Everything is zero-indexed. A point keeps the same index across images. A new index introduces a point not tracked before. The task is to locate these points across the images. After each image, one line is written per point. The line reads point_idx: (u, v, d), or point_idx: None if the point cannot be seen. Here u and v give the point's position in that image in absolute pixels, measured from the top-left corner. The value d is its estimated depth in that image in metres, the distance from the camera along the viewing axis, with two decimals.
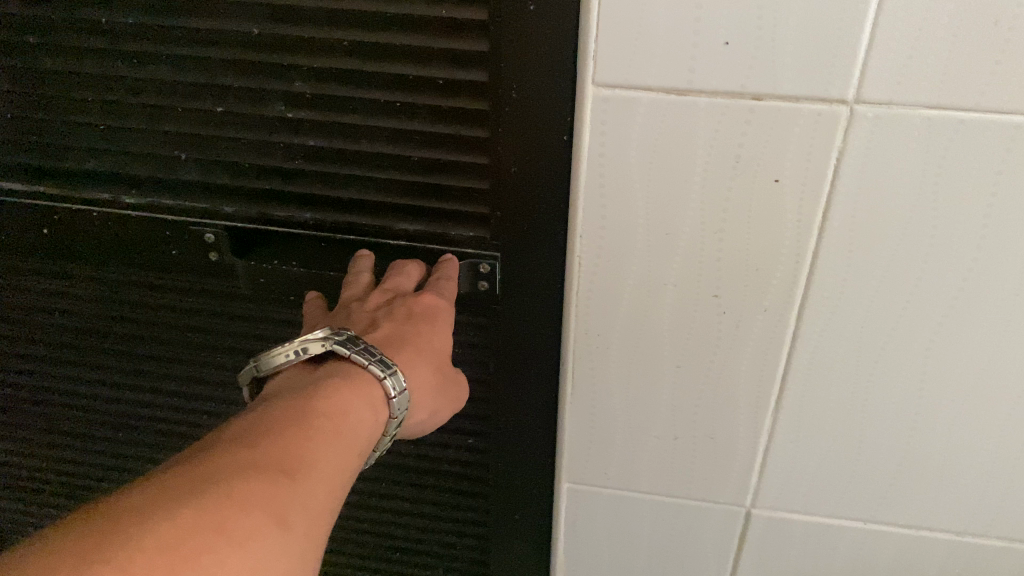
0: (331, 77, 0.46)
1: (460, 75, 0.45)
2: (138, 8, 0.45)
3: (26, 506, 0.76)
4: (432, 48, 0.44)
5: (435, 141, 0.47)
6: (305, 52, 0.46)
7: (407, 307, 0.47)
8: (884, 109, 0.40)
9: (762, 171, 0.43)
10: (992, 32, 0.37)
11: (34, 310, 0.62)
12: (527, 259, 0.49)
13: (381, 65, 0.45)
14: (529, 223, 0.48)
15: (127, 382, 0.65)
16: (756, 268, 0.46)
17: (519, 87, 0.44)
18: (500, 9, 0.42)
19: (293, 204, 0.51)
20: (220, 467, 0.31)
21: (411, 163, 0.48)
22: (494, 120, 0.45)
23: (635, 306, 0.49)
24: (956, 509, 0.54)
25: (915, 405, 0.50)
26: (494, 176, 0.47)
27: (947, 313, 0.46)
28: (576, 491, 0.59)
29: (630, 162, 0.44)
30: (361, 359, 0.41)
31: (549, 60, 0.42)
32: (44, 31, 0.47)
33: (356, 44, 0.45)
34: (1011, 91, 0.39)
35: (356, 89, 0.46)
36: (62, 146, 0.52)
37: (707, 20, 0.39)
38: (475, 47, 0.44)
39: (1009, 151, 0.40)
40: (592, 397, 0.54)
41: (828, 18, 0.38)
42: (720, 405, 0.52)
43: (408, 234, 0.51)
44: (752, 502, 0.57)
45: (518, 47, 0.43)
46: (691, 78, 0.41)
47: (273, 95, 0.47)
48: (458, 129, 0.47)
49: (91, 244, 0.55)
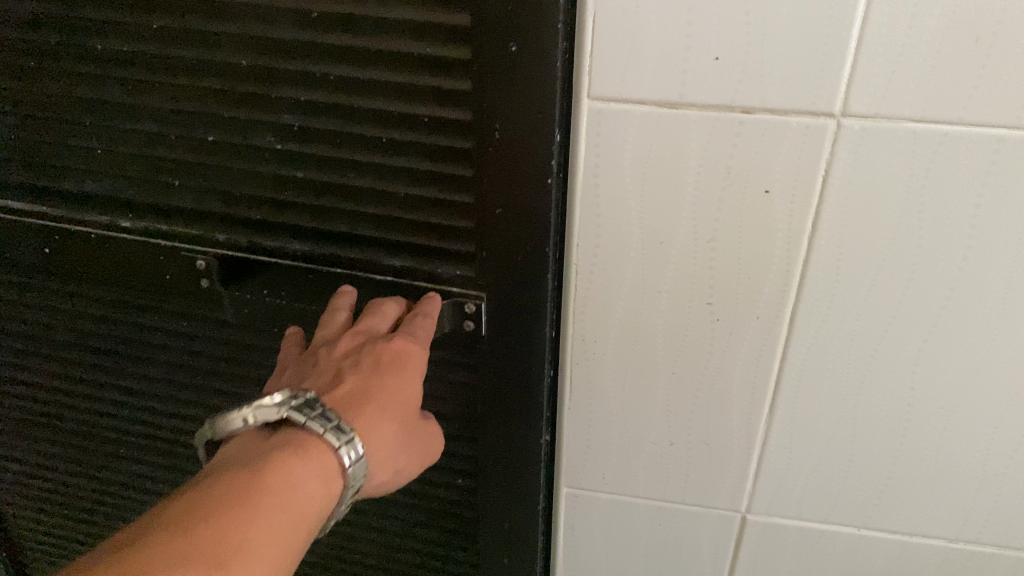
0: (320, 110, 0.48)
1: (442, 113, 0.46)
2: (133, 35, 0.48)
3: (33, 511, 0.78)
4: (415, 85, 0.45)
5: (421, 177, 0.49)
6: (294, 83, 0.47)
7: (374, 357, 0.47)
8: (869, 122, 0.41)
9: (753, 182, 0.44)
10: (973, 49, 0.39)
11: (41, 324, 0.64)
12: (512, 290, 0.51)
13: (367, 102, 0.47)
14: (514, 258, 0.49)
15: (133, 394, 0.66)
16: (748, 276, 0.47)
17: (501, 125, 0.45)
18: (482, 46, 0.43)
19: (284, 235, 0.53)
20: (152, 562, 0.32)
21: (396, 200, 0.50)
22: (477, 158, 0.47)
23: (631, 312, 0.50)
24: (947, 516, 0.55)
25: (905, 412, 0.51)
26: (478, 213, 0.48)
27: (935, 322, 0.47)
28: (574, 495, 0.60)
29: (624, 174, 0.45)
30: (317, 427, 0.41)
31: (532, 93, 0.44)
32: (48, 55, 0.50)
33: (342, 78, 0.46)
34: (993, 106, 0.40)
35: (343, 123, 0.48)
36: (63, 168, 0.54)
37: (697, 37, 0.40)
38: (456, 86, 0.45)
39: (992, 163, 0.41)
40: (590, 403, 0.55)
41: (813, 34, 0.39)
42: (714, 412, 0.53)
43: (395, 270, 0.52)
44: (747, 507, 0.57)
45: (500, 83, 0.44)
46: (683, 91, 0.42)
47: (265, 125, 0.49)
48: (443, 166, 0.48)
49: (90, 266, 0.57)
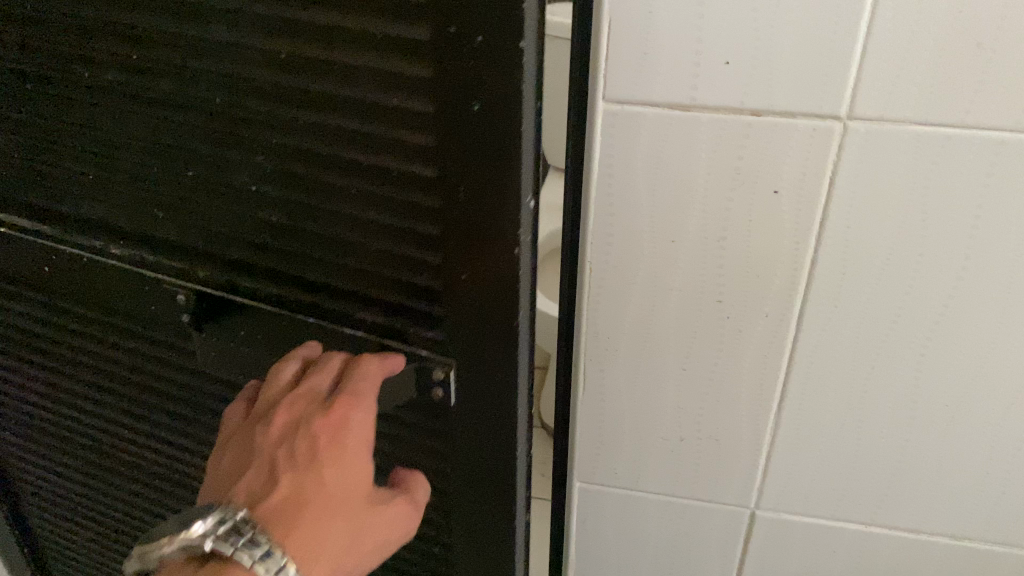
0: (292, 157, 0.48)
1: (409, 168, 0.45)
2: (114, 66, 0.48)
3: (64, 504, 0.84)
4: (381, 138, 0.45)
5: (391, 233, 0.48)
6: (265, 128, 0.47)
7: (309, 449, 0.47)
8: (875, 124, 0.43)
9: (762, 182, 0.46)
10: (976, 54, 0.40)
11: (54, 339, 0.68)
12: (480, 351, 0.51)
13: (337, 153, 0.46)
14: (481, 319, 0.50)
15: (145, 400, 0.68)
16: (757, 274, 0.49)
17: (466, 184, 0.45)
18: (446, 103, 0.42)
19: (262, 277, 0.55)
20: None
21: (366, 252, 0.50)
22: (443, 217, 0.46)
23: (642, 310, 0.52)
24: (952, 514, 0.56)
25: (909, 411, 0.52)
26: (444, 271, 0.49)
27: (938, 322, 0.48)
28: (586, 490, 0.62)
29: (637, 174, 0.47)
30: (243, 559, 0.42)
31: (497, 153, 0.43)
32: (45, 81, 0.51)
33: (310, 125, 0.46)
34: (994, 110, 0.41)
35: (313, 171, 0.48)
36: (60, 190, 0.56)
37: (708, 42, 0.42)
38: (421, 142, 0.44)
39: (994, 166, 0.43)
40: (601, 398, 0.57)
41: (819, 38, 0.41)
42: (723, 408, 0.55)
43: (369, 323, 0.53)
44: (755, 503, 0.59)
45: (465, 141, 0.43)
46: (694, 94, 0.44)
47: (239, 167, 0.50)
48: (411, 223, 0.47)
49: (86, 286, 0.61)
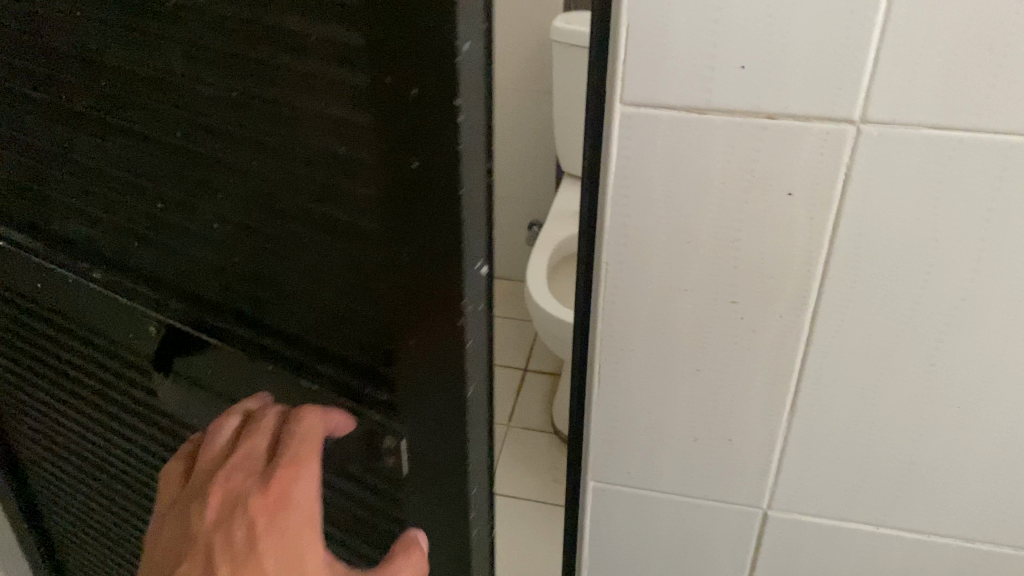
0: (254, 199, 0.49)
1: (361, 223, 0.45)
2: (90, 102, 0.53)
3: (93, 515, 0.87)
4: (332, 189, 0.45)
5: (344, 286, 0.48)
6: (229, 165, 0.49)
7: (246, 530, 0.46)
8: (887, 127, 0.44)
9: (776, 185, 0.47)
10: (987, 58, 0.41)
11: (82, 356, 0.72)
12: (429, 416, 0.49)
13: (295, 198, 0.47)
14: (427, 386, 0.48)
15: (154, 425, 0.69)
16: (770, 274, 0.50)
17: (408, 249, 0.44)
18: (388, 158, 0.41)
19: (230, 316, 0.56)
20: None
21: (330, 303, 0.50)
22: (390, 276, 0.45)
23: (657, 310, 0.53)
24: (964, 516, 0.56)
25: (921, 412, 0.53)
26: (396, 332, 0.48)
27: (950, 323, 0.49)
28: (600, 489, 0.62)
29: (653, 175, 0.48)
30: None
31: (434, 218, 0.41)
32: (43, 110, 0.56)
33: (269, 167, 0.47)
34: (1005, 112, 0.42)
35: (273, 215, 0.49)
36: (63, 215, 0.61)
37: (723, 46, 0.43)
38: (369, 197, 0.43)
39: (1006, 168, 0.43)
40: (615, 399, 0.57)
41: (833, 43, 0.42)
42: (736, 408, 0.55)
43: (327, 377, 0.53)
44: (768, 503, 0.59)
45: (405, 203, 0.42)
46: (709, 96, 0.45)
47: (207, 203, 0.51)
48: (361, 276, 0.47)
49: (90, 310, 0.64)
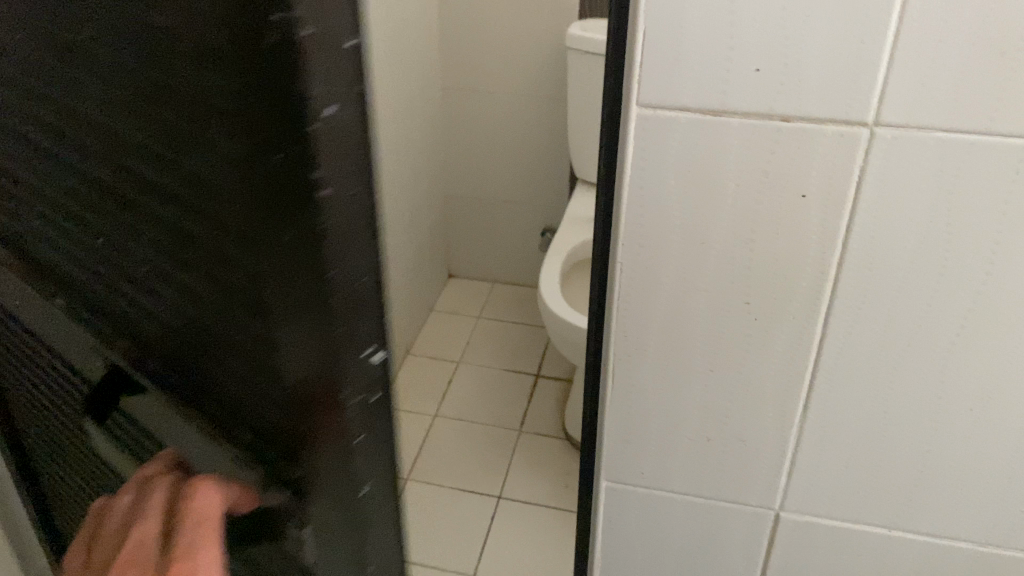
0: (110, 210, 0.35)
1: (219, 260, 0.29)
2: None
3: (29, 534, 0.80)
4: (183, 212, 0.30)
5: (215, 356, 0.34)
6: (81, 152, 0.34)
7: None
8: (900, 131, 0.44)
9: (790, 187, 0.47)
10: (999, 64, 0.41)
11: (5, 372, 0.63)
12: (324, 542, 0.33)
13: (149, 214, 0.32)
14: (315, 509, 0.32)
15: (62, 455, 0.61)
16: (783, 276, 0.50)
17: (284, 327, 0.28)
18: (235, 171, 0.26)
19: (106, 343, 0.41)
20: None
21: (202, 374, 0.35)
22: (259, 358, 0.31)
23: (670, 312, 0.53)
24: (975, 519, 0.56)
25: (934, 415, 0.53)
26: (289, 458, 0.32)
27: (963, 327, 0.49)
28: (613, 488, 0.63)
29: (668, 176, 0.49)
30: None
31: (302, 279, 0.26)
32: None
33: (116, 168, 0.32)
34: (1017, 117, 0.42)
35: (130, 235, 0.34)
36: None
37: (739, 50, 0.44)
38: (224, 229, 0.28)
39: (1018, 173, 0.44)
40: (628, 400, 0.58)
41: (848, 48, 0.42)
42: (749, 409, 0.56)
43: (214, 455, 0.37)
44: (780, 505, 0.60)
45: (266, 251, 0.27)
46: (725, 99, 0.45)
47: (69, 201, 0.38)
48: (232, 346, 0.32)
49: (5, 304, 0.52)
